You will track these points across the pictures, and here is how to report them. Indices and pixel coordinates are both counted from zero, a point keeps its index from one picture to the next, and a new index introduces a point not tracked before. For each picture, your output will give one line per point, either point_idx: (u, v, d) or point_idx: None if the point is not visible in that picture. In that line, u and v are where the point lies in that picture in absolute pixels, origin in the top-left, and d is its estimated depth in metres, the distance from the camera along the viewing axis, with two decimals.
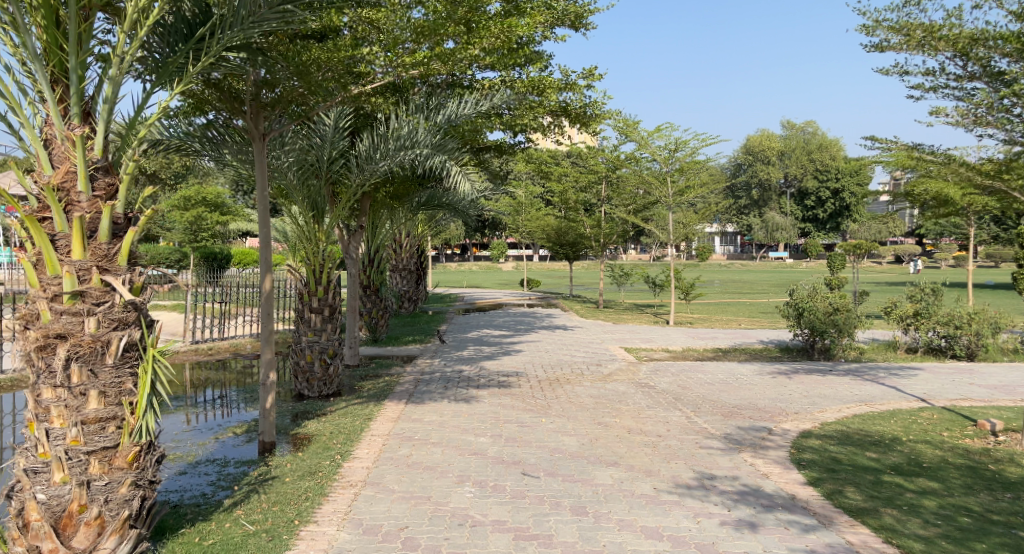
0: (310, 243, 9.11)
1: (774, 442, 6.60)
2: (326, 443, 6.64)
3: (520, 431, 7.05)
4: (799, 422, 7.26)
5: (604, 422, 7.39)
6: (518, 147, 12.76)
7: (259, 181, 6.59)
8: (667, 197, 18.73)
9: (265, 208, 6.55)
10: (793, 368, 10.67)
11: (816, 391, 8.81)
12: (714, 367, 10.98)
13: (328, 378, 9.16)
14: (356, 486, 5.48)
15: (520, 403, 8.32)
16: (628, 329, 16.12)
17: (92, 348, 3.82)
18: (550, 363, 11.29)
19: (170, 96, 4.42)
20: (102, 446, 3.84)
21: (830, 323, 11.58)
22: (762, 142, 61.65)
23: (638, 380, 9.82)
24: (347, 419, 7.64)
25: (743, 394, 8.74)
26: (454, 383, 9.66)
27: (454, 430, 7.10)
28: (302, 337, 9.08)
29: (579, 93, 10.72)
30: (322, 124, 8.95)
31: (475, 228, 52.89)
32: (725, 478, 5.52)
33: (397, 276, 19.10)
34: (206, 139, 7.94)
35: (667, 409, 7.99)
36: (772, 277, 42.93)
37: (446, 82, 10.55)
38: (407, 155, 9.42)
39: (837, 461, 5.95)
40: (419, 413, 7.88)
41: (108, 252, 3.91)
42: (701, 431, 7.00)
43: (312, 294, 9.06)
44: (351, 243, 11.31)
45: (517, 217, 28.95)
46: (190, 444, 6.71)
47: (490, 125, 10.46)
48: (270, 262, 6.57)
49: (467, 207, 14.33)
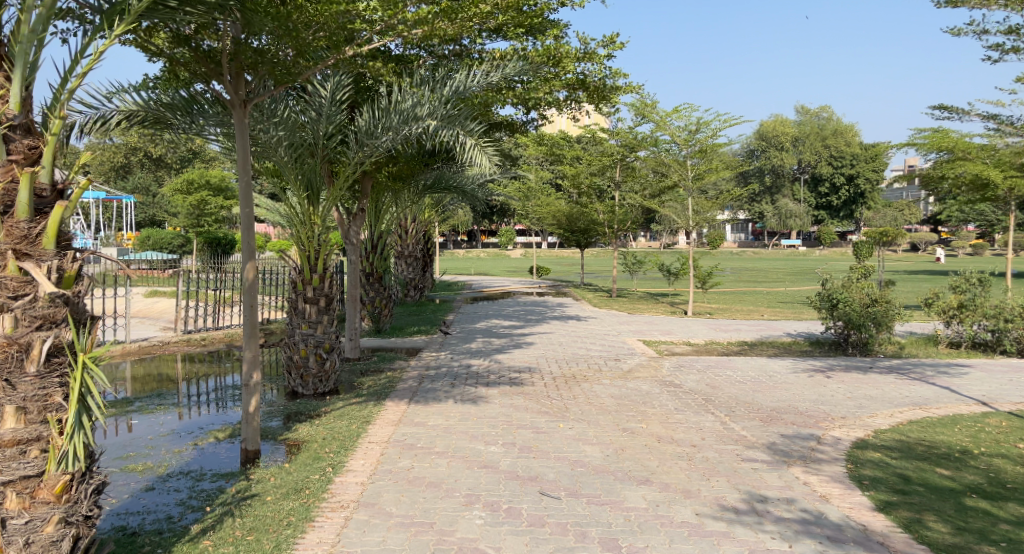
0: (304, 227, 8.22)
1: (826, 454, 5.78)
2: (317, 452, 5.87)
3: (536, 438, 6.25)
4: (850, 430, 6.45)
5: (629, 428, 6.58)
6: (531, 127, 11.95)
7: (241, 156, 5.75)
8: (685, 180, 17.78)
9: (248, 184, 5.73)
10: (829, 365, 9.83)
11: (861, 392, 7.97)
12: (743, 363, 10.17)
13: (324, 375, 8.37)
14: (347, 508, 4.71)
15: (535, 405, 7.52)
16: (646, 320, 15.30)
17: (6, 353, 3.05)
18: (564, 357, 10.47)
19: (110, 41, 3.59)
20: (22, 475, 3.08)
21: (867, 316, 10.75)
22: (777, 127, 59.56)
23: (662, 378, 9.00)
24: (341, 422, 6.86)
25: (780, 395, 7.90)
26: (462, 380, 8.86)
27: (461, 436, 6.31)
28: (296, 330, 8.31)
29: (598, 63, 9.90)
30: (318, 95, 8.27)
31: (483, 215, 51.99)
32: (778, 502, 4.71)
33: (401, 263, 18.27)
34: (184, 109, 6.98)
35: (698, 413, 7.17)
36: (788, 265, 42.01)
37: (453, 52, 9.79)
38: (412, 130, 8.59)
39: (906, 479, 5.13)
40: (423, 415, 7.09)
41: (29, 232, 3.14)
42: (740, 440, 6.18)
43: (306, 283, 8.27)
44: (351, 227, 10.47)
45: (527, 203, 28.13)
46: (165, 451, 5.91)
47: (501, 99, 9.66)
48: (253, 248, 5.77)
49: (476, 190, 13.43)
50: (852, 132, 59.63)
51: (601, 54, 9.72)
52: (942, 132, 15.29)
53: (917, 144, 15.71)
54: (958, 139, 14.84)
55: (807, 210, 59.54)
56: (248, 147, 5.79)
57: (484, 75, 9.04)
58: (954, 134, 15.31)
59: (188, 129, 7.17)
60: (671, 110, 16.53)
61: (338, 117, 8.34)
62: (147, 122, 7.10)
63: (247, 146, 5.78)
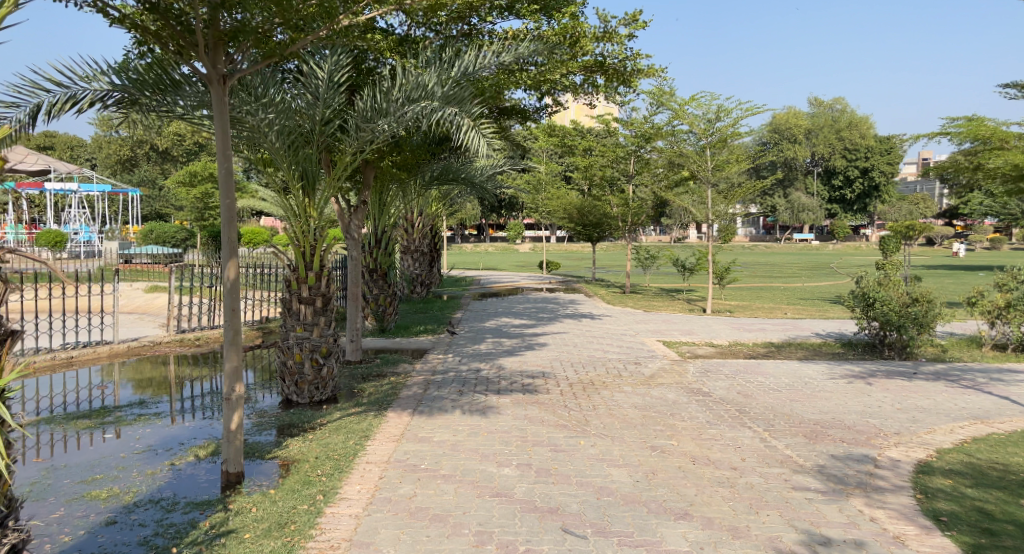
0: (298, 221, 7.50)
1: (888, 480, 5.06)
2: (307, 476, 5.17)
3: (555, 459, 5.54)
4: (909, 450, 5.72)
5: (658, 446, 5.87)
6: (543, 118, 11.26)
7: (220, 140, 5.00)
8: (704, 172, 16.98)
9: (228, 171, 5.01)
10: (869, 370, 9.07)
11: (912, 402, 7.23)
12: (774, 367, 9.43)
13: (322, 381, 7.67)
14: (337, 549, 4.03)
15: (552, 417, 6.81)
16: (663, 319, 14.56)
17: None
18: (580, 361, 9.74)
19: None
20: None
21: (908, 316, 9.98)
22: (790, 119, 58.50)
23: (688, 385, 8.27)
24: (337, 437, 6.17)
25: (822, 406, 7.17)
26: (471, 387, 8.15)
27: (471, 456, 5.61)
28: (289, 333, 7.60)
29: (618, 43, 9.18)
30: (315, 76, 7.67)
31: (491, 208, 51.11)
32: (845, 545, 4.00)
33: (407, 259, 17.55)
34: (159, 85, 6.07)
35: (734, 427, 6.45)
36: (801, 260, 41.02)
37: (461, 32, 9.17)
38: (415, 112, 7.86)
39: (989, 515, 4.40)
40: (427, 429, 6.39)
41: None
42: (786, 462, 5.46)
43: (301, 282, 7.52)
44: (353, 221, 9.76)
45: (537, 195, 27.41)
46: (135, 474, 5.18)
47: (513, 83, 8.94)
48: (234, 242, 5.04)
49: (485, 182, 12.74)
50: (866, 124, 58.72)
51: (622, 34, 9.00)
52: (977, 119, 14.53)
53: (951, 133, 14.81)
54: (995, 127, 14.24)
55: (819, 204, 58.42)
56: (228, 132, 5.05)
57: (495, 55, 8.34)
58: (989, 123, 14.51)
59: (163, 109, 6.28)
60: (689, 97, 15.81)
61: (337, 101, 7.68)
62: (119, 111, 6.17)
63: (225, 129, 5.04)
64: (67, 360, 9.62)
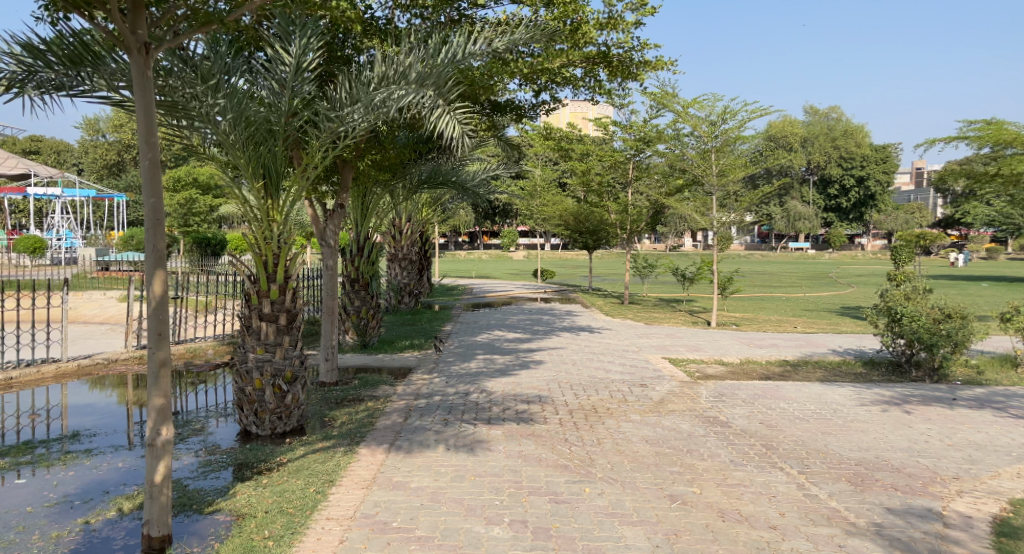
0: (258, 225, 6.47)
1: (965, 545, 4.13)
2: (251, 541, 4.18)
3: (555, 514, 4.59)
4: (978, 502, 4.80)
5: (677, 496, 4.92)
6: (538, 117, 10.26)
7: (141, 126, 3.99)
8: (708, 176, 15.98)
9: (153, 164, 4.02)
10: (902, 395, 8.18)
11: (962, 437, 6.32)
12: (795, 390, 8.53)
13: (286, 410, 6.63)
14: None
15: (549, 454, 5.85)
16: (666, 332, 13.66)
17: None
18: (580, 382, 8.78)
19: None
20: None
21: (940, 334, 9.07)
22: (786, 127, 57.99)
23: (703, 412, 7.33)
24: (296, 482, 5.19)
25: (860, 441, 6.24)
26: (459, 415, 7.19)
27: (453, 510, 4.65)
28: (248, 355, 6.56)
29: (623, 31, 8.25)
30: (280, 62, 6.74)
31: (483, 214, 50.29)
32: None
33: (394, 267, 16.57)
34: (71, 59, 4.82)
35: (764, 469, 5.50)
36: (800, 269, 40.14)
37: (450, 18, 8.27)
38: (391, 101, 6.86)
39: None
40: (405, 471, 5.41)
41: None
42: (834, 517, 4.53)
43: (262, 296, 6.47)
44: (328, 227, 8.72)
45: (531, 201, 26.49)
46: (34, 539, 4.14)
47: (509, 72, 7.97)
48: (160, 250, 4.02)
49: (476, 186, 11.76)
50: (862, 132, 58.04)
51: (629, 20, 8.10)
52: (996, 124, 13.57)
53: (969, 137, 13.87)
54: (1016, 132, 13.24)
55: (815, 212, 57.81)
56: (153, 118, 4.05)
57: (486, 43, 7.39)
58: (1009, 126, 13.56)
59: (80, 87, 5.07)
60: (691, 98, 14.96)
61: (305, 89, 6.73)
62: (41, 103, 5.05)
63: (149, 112, 4.03)
64: (5, 383, 8.58)
